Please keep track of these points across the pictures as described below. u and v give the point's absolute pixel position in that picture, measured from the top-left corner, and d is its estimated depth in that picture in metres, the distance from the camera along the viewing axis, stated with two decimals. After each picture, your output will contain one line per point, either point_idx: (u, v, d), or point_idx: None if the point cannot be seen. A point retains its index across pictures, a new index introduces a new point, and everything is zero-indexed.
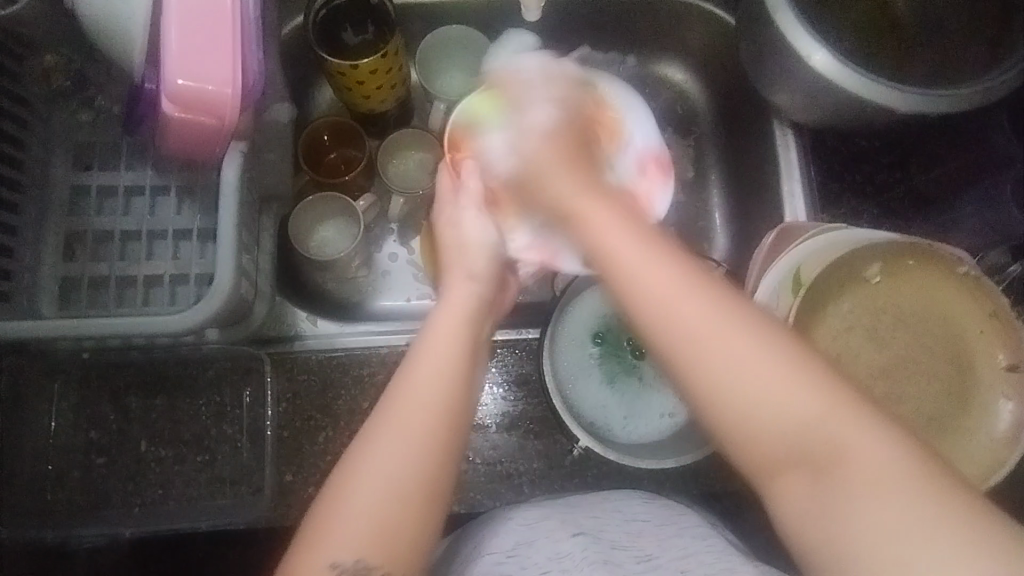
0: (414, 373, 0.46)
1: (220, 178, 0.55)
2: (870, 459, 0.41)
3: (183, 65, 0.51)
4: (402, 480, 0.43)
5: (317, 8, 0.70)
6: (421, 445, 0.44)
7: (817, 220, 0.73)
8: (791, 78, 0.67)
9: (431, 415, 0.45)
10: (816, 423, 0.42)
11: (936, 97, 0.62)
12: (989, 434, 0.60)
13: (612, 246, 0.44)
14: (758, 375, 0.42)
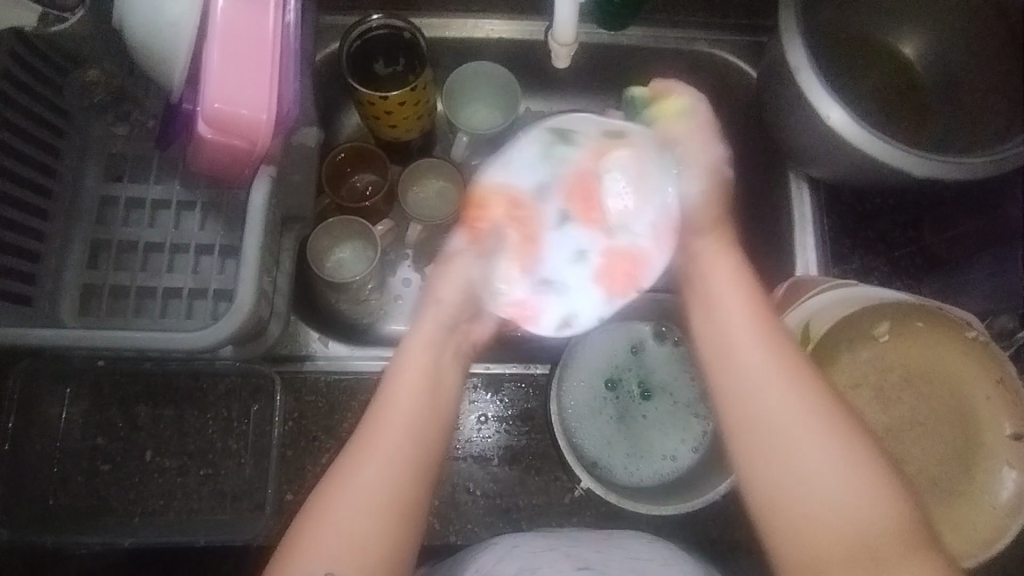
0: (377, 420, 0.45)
1: (248, 202, 0.57)
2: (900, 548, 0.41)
3: (221, 92, 0.53)
4: (369, 507, 0.43)
5: (351, 39, 0.72)
6: (388, 474, 0.44)
7: (827, 274, 0.74)
8: (809, 135, 0.68)
9: (401, 438, 0.45)
10: (868, 524, 0.41)
11: (950, 164, 0.62)
12: (991, 503, 0.60)
13: (725, 298, 0.46)
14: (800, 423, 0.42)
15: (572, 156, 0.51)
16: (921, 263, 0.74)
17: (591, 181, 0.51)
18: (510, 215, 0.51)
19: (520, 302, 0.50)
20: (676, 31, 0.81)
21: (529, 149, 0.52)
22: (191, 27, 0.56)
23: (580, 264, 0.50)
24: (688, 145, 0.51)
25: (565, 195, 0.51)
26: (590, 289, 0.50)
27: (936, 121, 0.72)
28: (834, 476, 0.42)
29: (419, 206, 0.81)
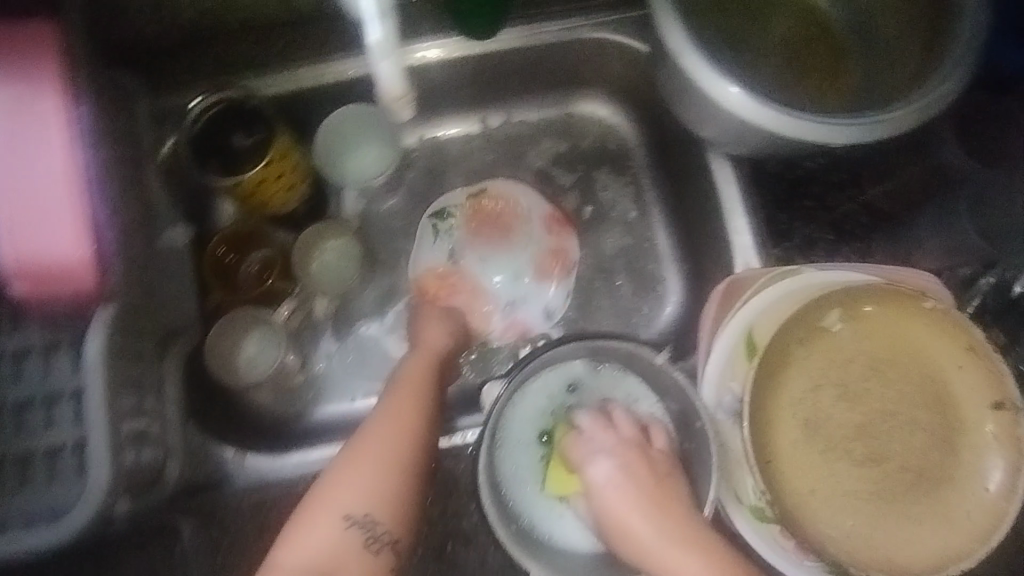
0: (400, 388, 0.65)
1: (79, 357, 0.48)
2: None
3: (21, 244, 0.46)
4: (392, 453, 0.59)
5: (188, 123, 0.64)
6: (408, 428, 0.61)
7: (767, 257, 0.68)
8: (715, 116, 0.61)
9: (418, 406, 0.63)
10: None
11: (869, 124, 0.55)
12: (981, 486, 0.54)
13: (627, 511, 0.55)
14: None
15: (451, 234, 0.80)
16: (868, 220, 0.67)
17: (500, 233, 0.81)
18: (453, 291, 0.78)
19: (511, 322, 0.78)
20: (556, 22, 0.72)
21: (430, 246, 0.79)
22: None
23: (516, 284, 0.79)
24: (522, 203, 0.81)
25: (481, 251, 0.80)
26: (559, 286, 0.79)
27: (853, 66, 0.65)
28: None
29: (324, 275, 0.75)
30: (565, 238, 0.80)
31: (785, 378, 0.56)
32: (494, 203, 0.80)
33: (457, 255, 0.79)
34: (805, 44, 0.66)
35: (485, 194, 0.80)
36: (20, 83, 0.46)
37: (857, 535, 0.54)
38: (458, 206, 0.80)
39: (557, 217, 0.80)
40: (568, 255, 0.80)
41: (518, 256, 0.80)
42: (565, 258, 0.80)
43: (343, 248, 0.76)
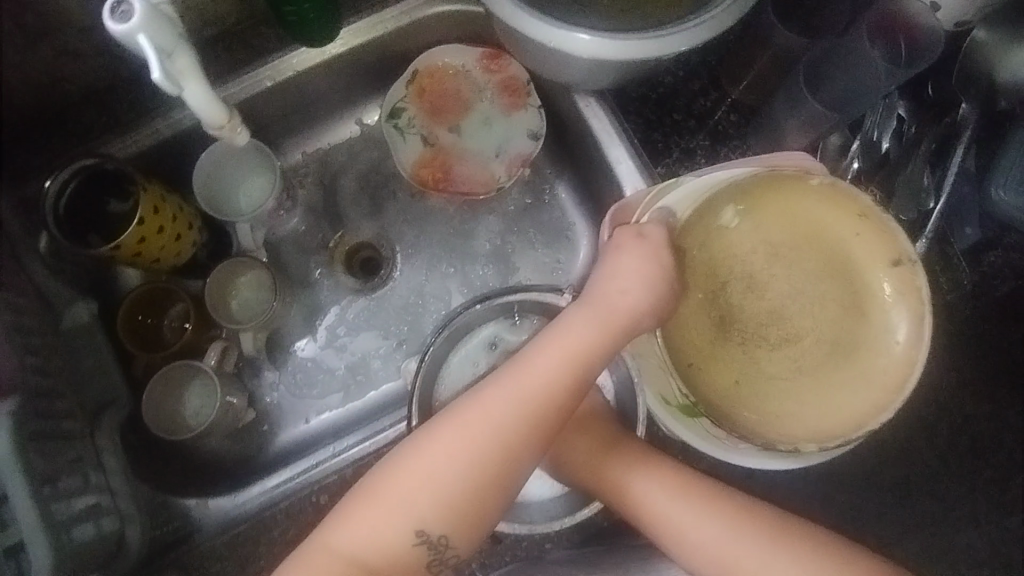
0: (524, 386, 0.54)
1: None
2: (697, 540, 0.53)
3: None
4: (470, 467, 0.52)
5: (51, 201, 0.63)
6: (466, 449, 0.52)
7: (652, 176, 0.69)
8: (557, 57, 0.63)
9: (508, 425, 0.53)
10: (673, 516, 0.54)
11: (695, 27, 0.58)
12: (891, 345, 0.56)
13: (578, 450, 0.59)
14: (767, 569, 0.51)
15: (404, 129, 0.79)
16: (736, 120, 0.71)
17: (444, 105, 0.80)
18: (445, 167, 0.79)
19: (509, 160, 0.79)
20: (394, 6, 0.73)
21: (400, 143, 0.79)
22: None
23: (492, 126, 0.79)
24: (457, 55, 0.78)
25: (450, 121, 0.80)
26: (511, 121, 0.79)
27: None
28: (668, 506, 0.54)
29: (244, 309, 0.75)
30: (507, 65, 0.78)
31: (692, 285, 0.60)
32: (424, 67, 0.78)
33: (431, 137, 0.79)
34: None
35: (422, 72, 0.78)
36: None
37: (790, 412, 0.57)
38: (406, 98, 0.79)
39: (489, 54, 0.78)
40: (519, 81, 0.78)
41: (473, 77, 0.79)
42: (517, 84, 0.78)
43: (255, 279, 0.76)
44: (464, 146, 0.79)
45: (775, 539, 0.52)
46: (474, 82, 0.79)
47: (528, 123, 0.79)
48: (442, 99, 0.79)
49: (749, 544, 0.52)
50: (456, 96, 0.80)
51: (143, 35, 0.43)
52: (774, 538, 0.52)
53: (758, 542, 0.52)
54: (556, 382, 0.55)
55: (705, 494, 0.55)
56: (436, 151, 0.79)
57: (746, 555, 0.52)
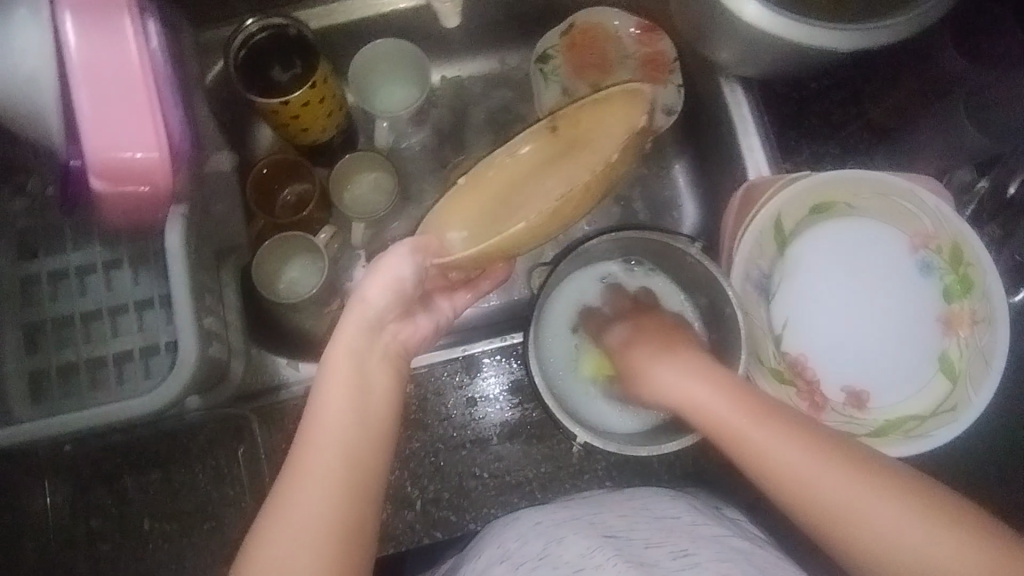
0: (332, 396, 0.48)
1: (164, 249, 0.52)
2: (832, 492, 0.46)
3: (102, 137, 0.49)
4: (311, 532, 0.42)
5: (235, 49, 0.68)
6: (318, 491, 0.43)
7: (780, 170, 0.72)
8: (731, 33, 0.66)
9: (344, 459, 0.45)
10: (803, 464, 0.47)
11: (874, 29, 0.61)
12: (956, 354, 0.63)
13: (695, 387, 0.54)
14: (853, 505, 0.45)
15: (545, 76, 0.81)
16: (871, 136, 0.73)
17: (592, 63, 0.82)
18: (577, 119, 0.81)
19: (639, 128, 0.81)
20: None
21: (539, 86, 0.82)
22: (49, 77, 0.50)
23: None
24: (619, 20, 0.81)
25: (593, 79, 0.82)
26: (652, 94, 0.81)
27: None
28: (807, 456, 0.47)
29: (358, 204, 0.78)
30: (658, 40, 0.81)
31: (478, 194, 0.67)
32: (588, 22, 0.81)
33: (570, 89, 0.82)
34: None
35: (576, 27, 0.81)
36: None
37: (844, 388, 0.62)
38: (556, 47, 0.81)
39: (644, 26, 0.81)
40: (665, 57, 0.80)
41: (624, 42, 0.81)
42: (663, 60, 0.80)
43: (376, 181, 0.79)
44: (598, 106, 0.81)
45: (856, 467, 0.46)
46: (625, 49, 0.81)
47: (668, 99, 0.80)
48: (595, 56, 0.81)
49: (844, 482, 0.46)
50: (606, 56, 0.81)
51: None
52: (862, 473, 0.46)
53: (849, 475, 0.46)
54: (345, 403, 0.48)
55: (788, 426, 0.49)
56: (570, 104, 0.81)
57: (833, 492, 0.46)
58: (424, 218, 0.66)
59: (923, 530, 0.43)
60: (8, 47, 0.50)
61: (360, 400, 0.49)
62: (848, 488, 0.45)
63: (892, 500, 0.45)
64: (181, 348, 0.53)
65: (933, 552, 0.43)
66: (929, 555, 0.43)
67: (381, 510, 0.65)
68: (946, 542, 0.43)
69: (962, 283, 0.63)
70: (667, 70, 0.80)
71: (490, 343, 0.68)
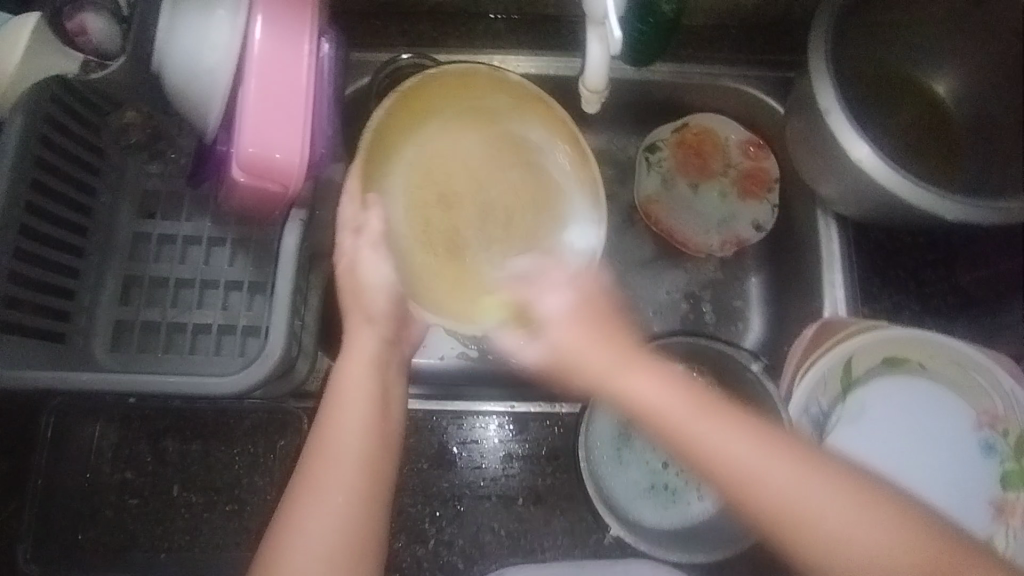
0: (342, 420, 0.51)
1: (281, 246, 0.56)
2: (822, 521, 0.51)
3: (256, 136, 0.54)
4: (328, 546, 0.49)
5: (382, 77, 0.73)
6: (336, 513, 0.49)
7: (857, 314, 0.73)
8: (841, 175, 0.68)
9: (349, 479, 0.50)
10: (837, 539, 0.50)
11: (984, 207, 0.62)
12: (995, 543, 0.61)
13: (712, 429, 0.52)
14: (743, 463, 0.51)
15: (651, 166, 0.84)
16: (954, 302, 0.74)
17: (697, 164, 0.85)
18: (670, 212, 0.84)
19: (725, 236, 0.83)
20: (704, 65, 0.80)
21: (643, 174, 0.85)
22: (227, 72, 0.56)
23: (725, 202, 0.84)
24: (732, 130, 0.84)
25: (693, 178, 0.85)
26: (744, 207, 0.83)
27: (965, 155, 0.73)
28: (828, 501, 0.51)
29: None
30: (763, 158, 0.83)
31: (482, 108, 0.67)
32: (704, 126, 0.84)
33: (670, 182, 0.85)
34: (922, 131, 0.75)
35: (691, 128, 0.84)
36: (283, 15, 0.56)
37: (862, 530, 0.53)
38: (666, 141, 0.84)
39: (754, 142, 0.84)
40: (767, 176, 0.83)
41: (731, 152, 0.84)
42: (764, 177, 0.83)
43: None
44: (691, 206, 0.84)
45: (775, 445, 0.52)
46: (732, 159, 0.84)
47: (762, 216, 0.83)
48: (704, 159, 0.84)
49: (706, 420, 0.53)
50: (714, 160, 0.84)
51: None
52: (709, 411, 0.53)
53: (751, 439, 0.52)
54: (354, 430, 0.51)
55: (654, 371, 0.55)
56: (666, 197, 0.84)
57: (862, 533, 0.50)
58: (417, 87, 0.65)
59: (851, 508, 0.51)
60: (201, 37, 0.55)
61: (370, 426, 0.52)
62: (804, 483, 0.51)
63: (864, 507, 0.51)
64: (268, 339, 0.57)
65: (859, 519, 0.50)
66: (842, 519, 0.51)
67: (394, 540, 0.65)
68: (840, 498, 0.51)
69: (1022, 473, 0.62)
70: (767, 188, 0.83)
71: (539, 406, 0.70)
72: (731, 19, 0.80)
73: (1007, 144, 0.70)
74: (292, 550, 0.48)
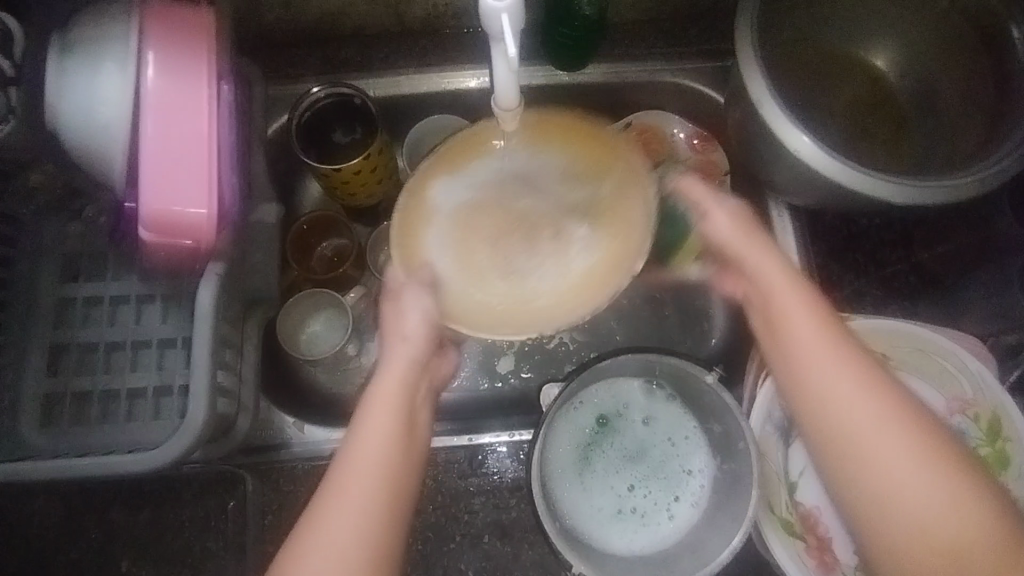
0: (373, 423, 0.49)
1: (194, 307, 0.52)
2: (895, 482, 0.45)
3: (158, 193, 0.52)
4: (350, 552, 0.45)
5: (301, 110, 0.70)
6: (364, 516, 0.46)
7: (818, 305, 0.70)
8: (785, 165, 0.66)
9: (378, 481, 0.47)
10: (921, 511, 0.44)
11: (933, 188, 0.59)
12: None
13: (806, 331, 0.50)
14: (895, 459, 0.45)
15: None
16: (916, 282, 0.71)
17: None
18: None
19: None
20: (638, 64, 0.77)
21: None
22: (123, 125, 0.53)
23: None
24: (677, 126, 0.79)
25: None
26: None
27: (914, 128, 0.71)
28: (903, 462, 0.45)
29: (391, 269, 0.78)
30: (711, 151, 0.79)
31: (612, 217, 0.54)
32: (647, 126, 0.79)
33: None
34: (867, 108, 0.73)
35: (634, 127, 0.78)
36: (173, 63, 0.52)
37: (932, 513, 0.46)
38: None
39: (699, 135, 0.79)
40: (718, 168, 0.79)
41: (679, 148, 0.79)
42: (715, 170, 0.79)
43: None
44: None
45: (877, 399, 0.47)
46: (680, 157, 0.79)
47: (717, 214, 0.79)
48: None
49: (825, 350, 0.49)
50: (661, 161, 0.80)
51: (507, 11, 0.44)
52: (886, 409, 0.47)
53: (860, 376, 0.47)
54: (386, 436, 0.49)
55: (772, 253, 0.54)
56: None
57: (935, 498, 0.44)
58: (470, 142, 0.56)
59: (941, 480, 0.45)
60: (91, 94, 0.52)
61: (399, 436, 0.50)
62: (885, 434, 0.46)
63: (944, 474, 0.45)
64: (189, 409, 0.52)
65: (942, 509, 0.44)
66: (912, 486, 0.45)
67: None
68: (927, 490, 0.44)
69: (998, 457, 0.60)
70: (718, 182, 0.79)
71: (496, 437, 0.67)
72: (661, 15, 0.78)
73: (954, 115, 0.68)
74: (322, 536, 0.45)
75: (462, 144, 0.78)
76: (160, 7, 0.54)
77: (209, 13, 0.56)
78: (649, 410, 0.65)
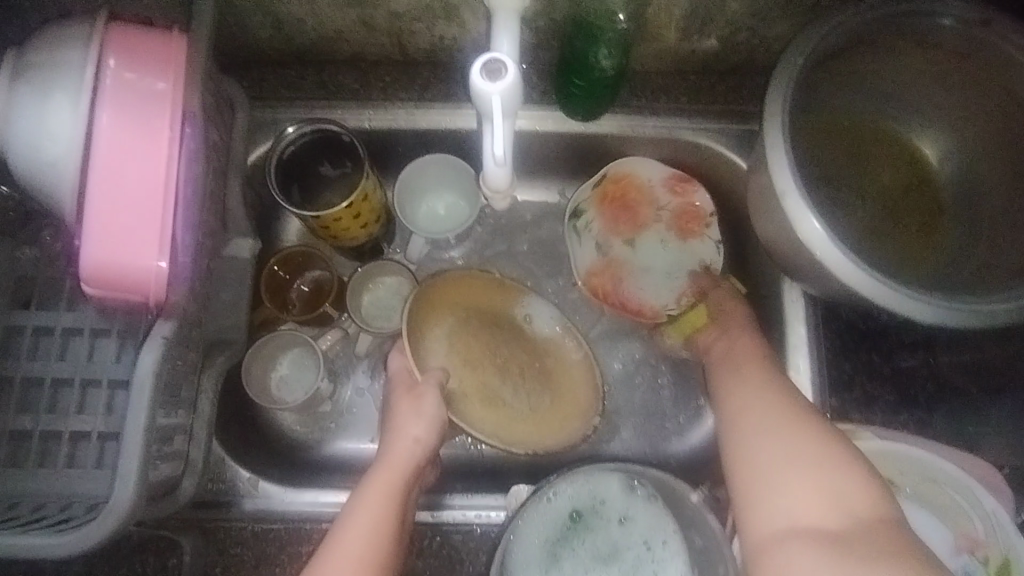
0: (374, 500, 0.57)
1: (133, 373, 0.47)
2: (769, 472, 0.54)
3: (104, 247, 0.47)
4: None
5: (284, 146, 0.64)
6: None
7: (824, 406, 0.65)
8: (802, 259, 0.60)
9: (367, 554, 0.54)
10: (792, 498, 0.52)
11: (959, 310, 0.54)
12: None
13: (743, 378, 0.63)
14: (778, 459, 0.54)
15: (579, 234, 0.76)
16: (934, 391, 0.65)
17: (626, 218, 0.76)
18: (618, 279, 0.75)
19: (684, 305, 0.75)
20: (657, 118, 0.71)
21: (574, 243, 0.76)
22: (73, 165, 0.48)
23: (666, 250, 0.76)
24: (653, 170, 0.74)
25: (628, 235, 0.76)
26: (686, 248, 0.75)
27: (949, 225, 0.65)
28: (785, 464, 0.54)
29: (373, 313, 0.73)
30: (692, 192, 0.74)
31: (566, 389, 0.72)
32: (623, 177, 0.74)
33: (606, 246, 0.76)
34: (901, 196, 0.67)
35: (609, 178, 0.74)
36: (134, 101, 0.47)
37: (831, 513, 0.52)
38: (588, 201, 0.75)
39: (679, 177, 0.74)
40: (699, 208, 0.74)
41: (657, 195, 0.75)
42: (698, 212, 0.74)
43: (395, 287, 0.74)
44: (633, 265, 0.76)
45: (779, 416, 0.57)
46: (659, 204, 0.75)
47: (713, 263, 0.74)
48: (631, 212, 0.76)
49: (750, 389, 0.61)
50: (639, 211, 0.76)
51: (500, 96, 0.42)
52: (783, 421, 0.56)
53: (776, 403, 0.58)
54: (382, 513, 0.56)
55: (747, 330, 0.68)
56: (601, 259, 0.76)
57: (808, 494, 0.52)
58: (440, 275, 0.70)
59: (818, 476, 0.52)
60: (40, 128, 0.47)
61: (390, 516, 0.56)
62: (773, 437, 0.56)
63: (827, 477, 0.52)
64: (115, 491, 0.48)
65: (835, 497, 0.51)
66: (790, 486, 0.53)
67: None
68: (818, 478, 0.52)
69: None
70: (703, 222, 0.74)
71: (462, 514, 0.63)
72: (689, 67, 0.72)
73: (996, 218, 0.62)
74: None
75: (457, 186, 0.73)
76: (129, 38, 0.48)
77: (184, 49, 0.50)
78: (626, 509, 0.60)
